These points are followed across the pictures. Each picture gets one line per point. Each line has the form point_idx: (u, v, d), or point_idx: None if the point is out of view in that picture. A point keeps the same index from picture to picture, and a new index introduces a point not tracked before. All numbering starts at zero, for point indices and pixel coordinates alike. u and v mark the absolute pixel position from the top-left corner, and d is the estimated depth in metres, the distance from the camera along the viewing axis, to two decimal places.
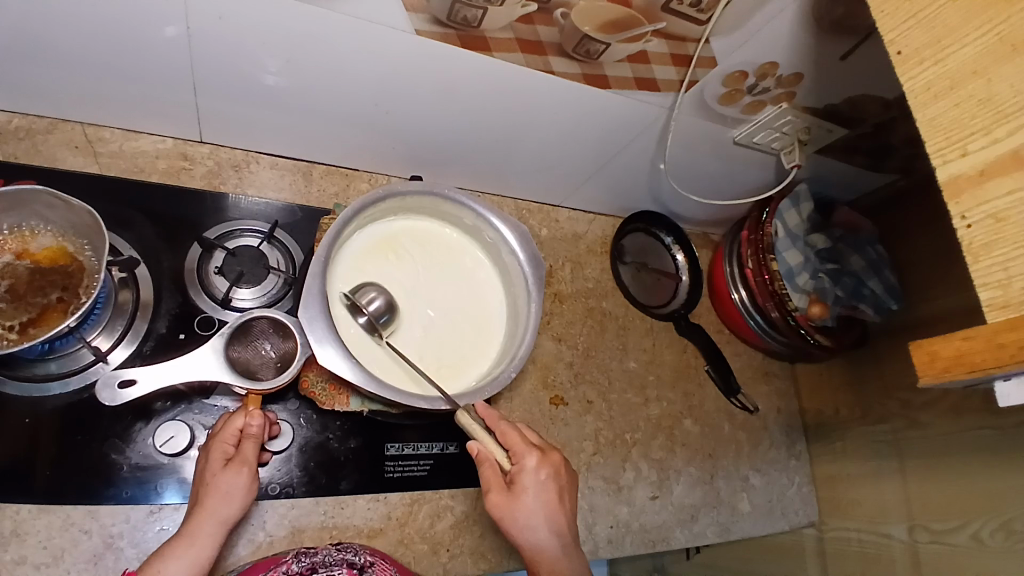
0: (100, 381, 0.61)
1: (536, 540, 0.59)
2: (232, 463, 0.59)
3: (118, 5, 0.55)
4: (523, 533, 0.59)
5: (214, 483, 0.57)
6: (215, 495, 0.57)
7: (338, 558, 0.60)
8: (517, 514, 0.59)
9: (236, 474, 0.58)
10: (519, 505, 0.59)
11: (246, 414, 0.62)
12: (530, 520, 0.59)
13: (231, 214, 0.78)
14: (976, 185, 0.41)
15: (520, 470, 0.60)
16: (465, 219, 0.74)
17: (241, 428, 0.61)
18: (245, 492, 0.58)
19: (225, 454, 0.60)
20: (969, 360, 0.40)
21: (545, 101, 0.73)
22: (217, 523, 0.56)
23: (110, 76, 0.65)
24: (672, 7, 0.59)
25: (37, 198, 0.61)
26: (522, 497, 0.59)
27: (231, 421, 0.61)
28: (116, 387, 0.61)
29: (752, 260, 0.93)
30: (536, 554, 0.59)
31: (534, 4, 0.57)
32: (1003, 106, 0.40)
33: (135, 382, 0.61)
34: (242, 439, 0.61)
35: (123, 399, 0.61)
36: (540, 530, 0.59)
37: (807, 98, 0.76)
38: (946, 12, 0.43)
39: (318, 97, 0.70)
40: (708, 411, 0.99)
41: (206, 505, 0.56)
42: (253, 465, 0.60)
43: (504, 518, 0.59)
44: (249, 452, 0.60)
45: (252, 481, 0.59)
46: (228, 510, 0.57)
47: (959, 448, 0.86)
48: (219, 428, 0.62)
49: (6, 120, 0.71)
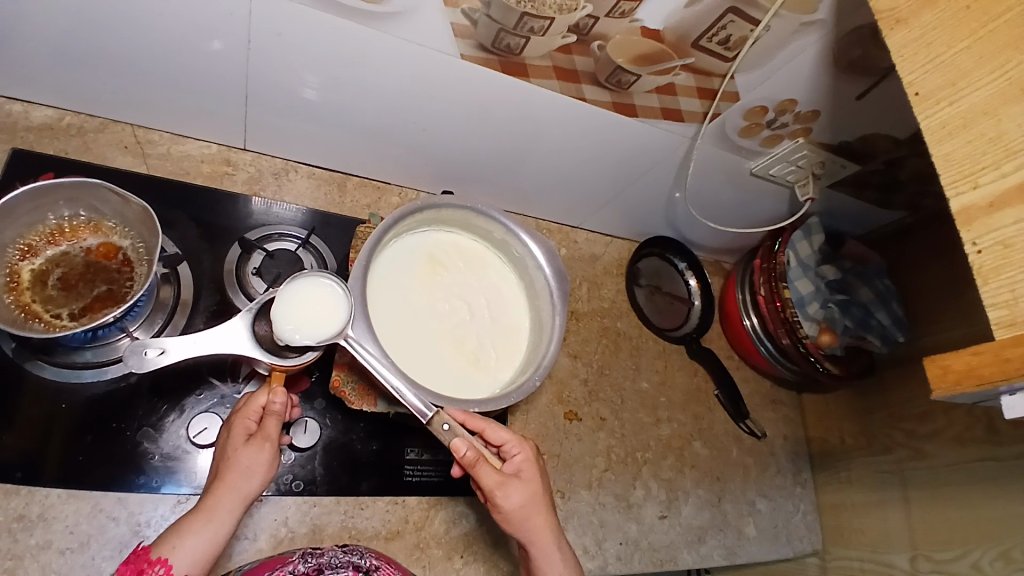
0: (127, 348, 0.59)
1: (542, 522, 0.63)
2: (254, 439, 0.59)
3: (180, 18, 0.59)
4: (532, 517, 0.62)
5: (235, 458, 0.57)
6: (236, 470, 0.56)
7: (344, 560, 0.60)
8: (522, 502, 0.62)
9: (258, 450, 0.58)
10: (527, 491, 0.62)
11: (269, 392, 0.61)
12: (537, 506, 0.63)
13: (269, 219, 0.81)
14: (986, 214, 0.44)
15: (520, 460, 0.64)
16: (495, 233, 0.78)
17: (264, 405, 0.61)
18: (266, 468, 0.57)
19: (247, 429, 0.59)
20: (979, 373, 0.42)
21: (573, 126, 0.77)
22: (237, 499, 0.55)
23: (164, 83, 0.69)
24: (701, 44, 0.64)
25: (95, 191, 0.64)
26: (530, 485, 0.63)
27: (255, 398, 0.60)
28: (144, 355, 0.59)
29: (764, 287, 0.96)
30: (542, 535, 0.62)
31: (573, 35, 0.62)
32: (1010, 143, 0.43)
33: (167, 351, 0.60)
34: (265, 416, 0.61)
35: (151, 367, 0.59)
36: (544, 514, 0.63)
37: (822, 133, 0.80)
38: (961, 57, 0.47)
39: (358, 113, 0.74)
40: (716, 435, 1.01)
41: (227, 480, 0.55)
42: (275, 442, 0.59)
43: (519, 509, 0.61)
44: (272, 429, 0.60)
45: (274, 458, 0.59)
46: (249, 486, 0.56)
47: (962, 479, 0.87)
48: (243, 404, 0.61)
49: (59, 119, 0.74)
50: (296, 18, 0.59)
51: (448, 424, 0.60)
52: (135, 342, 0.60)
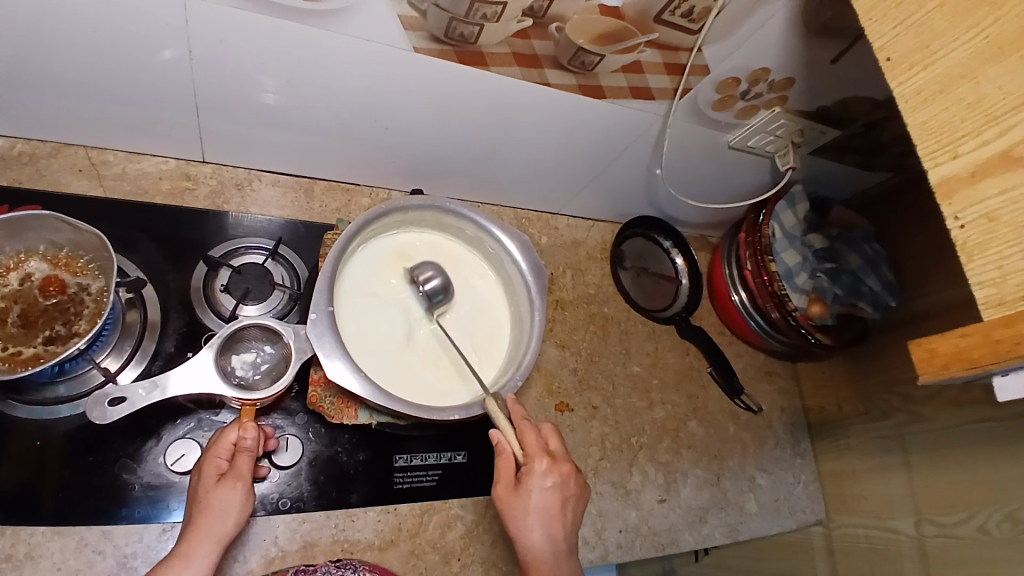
0: (89, 400, 0.58)
1: (528, 542, 0.59)
2: (226, 479, 0.57)
3: (115, 32, 0.56)
4: (518, 529, 0.60)
5: (207, 500, 0.56)
6: (209, 513, 0.55)
7: None
8: (516, 512, 0.60)
9: (230, 490, 0.56)
10: (519, 503, 0.60)
11: (240, 427, 0.60)
12: (528, 520, 0.60)
13: (235, 232, 0.79)
14: (968, 185, 0.42)
15: (528, 472, 0.61)
16: (467, 230, 0.76)
17: (235, 442, 0.59)
18: (240, 508, 0.56)
19: (218, 468, 0.58)
20: (968, 356, 0.41)
21: (541, 113, 0.75)
22: (212, 542, 0.54)
23: (108, 100, 0.66)
24: (664, 18, 0.61)
25: (45, 223, 0.62)
26: (527, 497, 0.60)
27: (225, 435, 0.59)
28: (106, 405, 0.58)
29: (751, 261, 0.94)
30: (526, 552, 0.59)
31: (529, 19, 0.59)
32: (990, 108, 0.41)
33: (125, 400, 0.58)
34: (236, 453, 0.59)
35: (115, 417, 0.58)
36: (539, 531, 0.59)
37: (799, 101, 0.78)
38: (933, 17, 0.44)
39: (317, 116, 0.72)
40: (712, 413, 1.00)
41: (200, 524, 0.54)
42: (248, 479, 0.58)
43: (506, 512, 0.60)
44: (243, 467, 0.58)
45: (248, 496, 0.57)
46: (224, 528, 0.55)
47: (961, 442, 0.86)
48: (212, 441, 0.60)
49: (10, 147, 0.71)
50: (239, 24, 0.56)
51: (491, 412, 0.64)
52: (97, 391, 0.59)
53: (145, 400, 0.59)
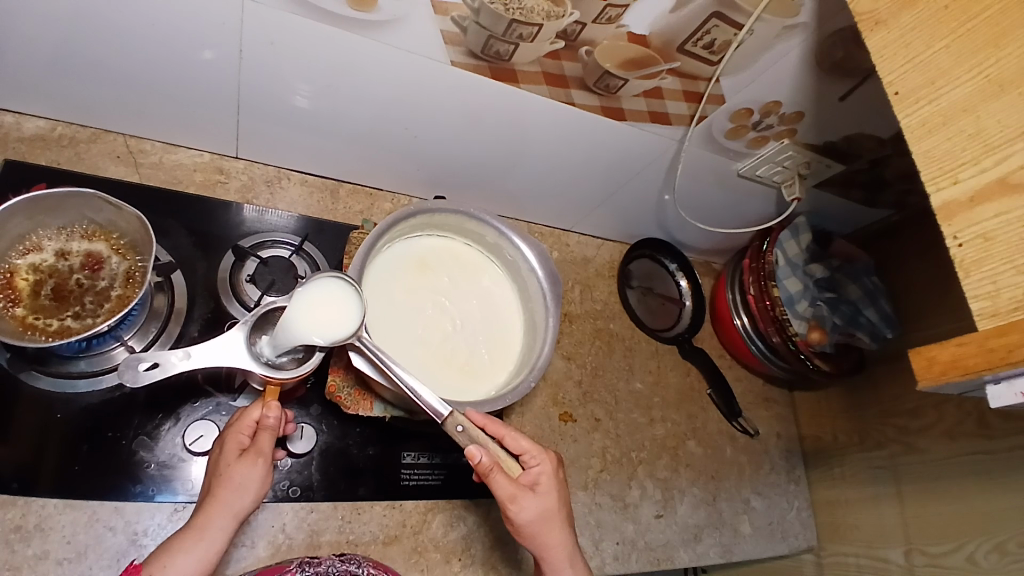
0: (123, 363, 0.59)
1: (553, 537, 0.63)
2: (247, 454, 0.58)
3: (167, 28, 0.59)
4: (544, 532, 0.62)
5: (227, 474, 0.57)
6: (228, 486, 0.56)
7: (342, 570, 0.61)
8: (542, 515, 0.62)
9: (250, 466, 0.58)
10: (543, 504, 0.63)
11: (263, 406, 0.61)
12: (552, 520, 0.63)
13: (262, 226, 0.81)
14: (967, 209, 0.45)
15: (541, 472, 0.64)
16: (487, 237, 0.79)
17: (258, 420, 0.61)
18: (258, 485, 0.57)
19: (240, 444, 0.59)
20: (965, 363, 0.43)
21: (563, 131, 0.78)
22: (229, 516, 0.55)
23: (153, 93, 0.69)
24: (687, 48, 0.66)
25: (88, 202, 0.65)
26: (545, 498, 0.63)
27: (248, 413, 0.60)
28: (139, 369, 0.59)
29: (754, 287, 0.97)
30: (553, 550, 0.63)
31: (561, 41, 0.63)
32: (989, 140, 0.45)
33: (158, 365, 0.60)
34: (258, 431, 0.60)
35: (145, 381, 0.59)
36: (560, 524, 0.63)
37: (807, 134, 0.82)
38: (939, 57, 0.48)
39: (349, 120, 0.75)
40: (710, 434, 1.02)
41: (220, 497, 0.56)
42: (268, 457, 0.59)
43: (532, 518, 0.62)
44: (264, 443, 0.60)
45: (266, 474, 0.59)
46: (241, 503, 0.56)
47: (952, 472, 0.89)
48: (235, 418, 0.61)
49: (51, 129, 0.74)
50: (288, 27, 0.60)
51: (463, 427, 0.61)
52: (130, 357, 0.60)
53: (176, 367, 0.61)
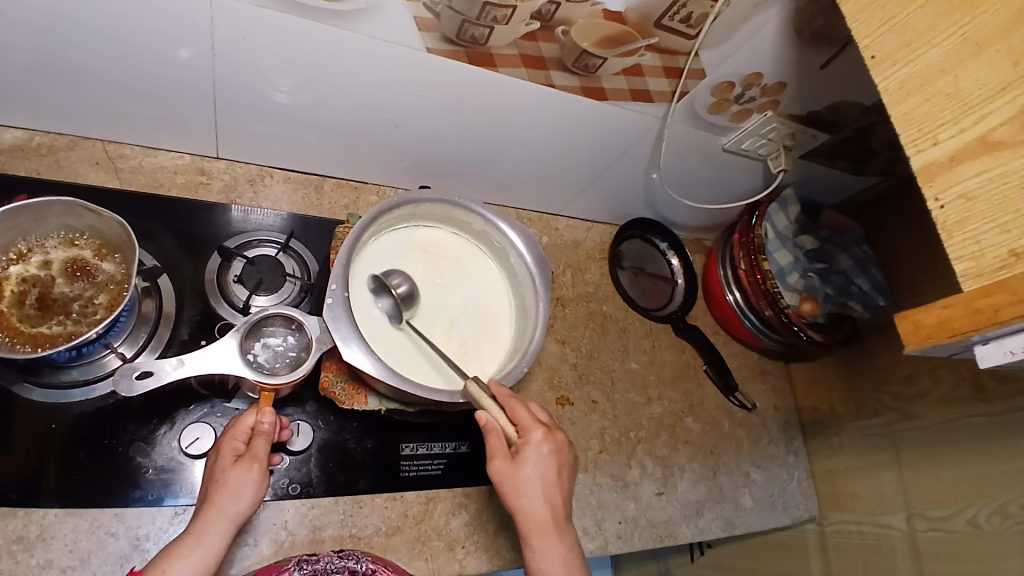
0: (117, 372, 0.60)
1: (529, 510, 0.60)
2: (242, 460, 0.59)
3: (137, 29, 0.59)
4: (520, 504, 0.60)
5: (224, 479, 0.57)
6: (225, 492, 0.56)
7: (339, 565, 0.61)
8: (517, 483, 0.60)
9: (245, 470, 0.58)
10: (521, 475, 0.60)
11: (258, 412, 0.62)
12: (527, 490, 0.60)
13: (247, 226, 0.81)
14: (948, 169, 0.45)
15: (527, 442, 0.61)
16: (474, 224, 0.79)
17: (252, 426, 0.61)
18: (254, 490, 0.57)
19: (235, 449, 0.59)
20: (951, 325, 0.44)
21: (545, 115, 0.78)
22: (226, 522, 0.56)
23: (128, 96, 0.68)
24: (664, 23, 0.65)
25: (68, 208, 0.64)
26: (526, 469, 0.60)
27: (244, 418, 0.61)
28: (133, 378, 0.60)
29: (745, 262, 0.97)
30: (528, 525, 0.60)
31: (537, 22, 0.62)
32: (967, 99, 0.44)
33: (152, 374, 0.60)
34: (254, 437, 0.61)
35: (139, 391, 0.60)
36: (541, 497, 0.60)
37: (791, 105, 0.82)
38: (916, 17, 0.48)
39: (328, 114, 0.74)
40: (708, 410, 1.02)
41: (215, 502, 0.56)
42: (264, 461, 0.59)
43: (506, 487, 0.60)
44: (260, 448, 0.60)
45: (262, 478, 0.59)
46: (238, 508, 0.56)
47: (949, 435, 0.89)
48: (230, 426, 0.62)
49: (28, 138, 0.73)
50: (261, 22, 0.59)
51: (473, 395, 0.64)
52: (126, 365, 0.61)
53: (170, 376, 0.61)
